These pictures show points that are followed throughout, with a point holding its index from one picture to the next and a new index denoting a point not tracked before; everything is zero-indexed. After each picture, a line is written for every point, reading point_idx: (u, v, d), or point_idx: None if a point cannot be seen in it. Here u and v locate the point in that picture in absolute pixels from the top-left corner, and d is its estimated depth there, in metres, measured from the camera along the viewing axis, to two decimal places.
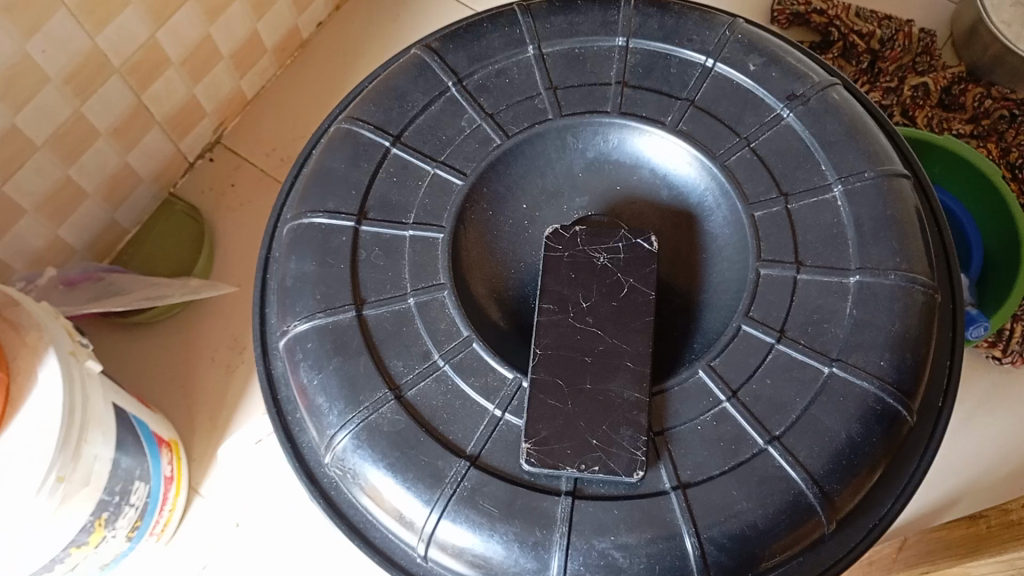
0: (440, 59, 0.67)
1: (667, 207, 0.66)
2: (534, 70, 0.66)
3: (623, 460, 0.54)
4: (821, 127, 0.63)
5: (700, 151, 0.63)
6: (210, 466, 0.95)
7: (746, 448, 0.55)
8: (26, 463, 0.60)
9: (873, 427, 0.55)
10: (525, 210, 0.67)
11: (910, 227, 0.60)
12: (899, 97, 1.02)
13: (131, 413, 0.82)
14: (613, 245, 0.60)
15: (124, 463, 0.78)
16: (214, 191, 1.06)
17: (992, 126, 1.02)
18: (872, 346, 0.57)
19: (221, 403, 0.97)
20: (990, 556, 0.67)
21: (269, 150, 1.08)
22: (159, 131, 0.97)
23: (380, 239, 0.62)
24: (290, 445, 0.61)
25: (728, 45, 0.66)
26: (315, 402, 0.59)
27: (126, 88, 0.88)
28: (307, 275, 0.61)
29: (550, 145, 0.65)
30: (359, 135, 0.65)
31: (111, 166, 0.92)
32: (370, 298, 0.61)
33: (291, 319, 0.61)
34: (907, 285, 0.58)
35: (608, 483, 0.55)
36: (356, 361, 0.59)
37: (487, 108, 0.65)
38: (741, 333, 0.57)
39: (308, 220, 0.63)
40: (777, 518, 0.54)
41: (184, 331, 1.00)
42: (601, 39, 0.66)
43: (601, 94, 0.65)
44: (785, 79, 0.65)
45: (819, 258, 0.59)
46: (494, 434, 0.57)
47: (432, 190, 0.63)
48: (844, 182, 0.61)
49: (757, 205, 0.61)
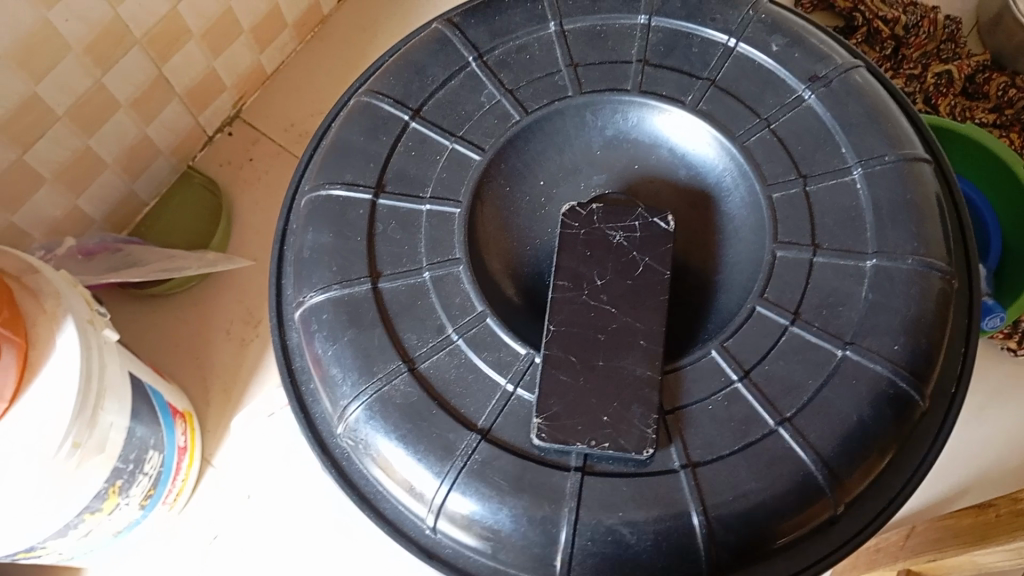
0: (461, 33, 0.67)
1: (685, 187, 0.66)
2: (555, 47, 0.65)
3: (629, 437, 0.55)
4: (841, 110, 0.62)
5: (718, 132, 0.62)
6: (224, 437, 0.96)
7: (757, 428, 0.55)
8: (30, 452, 0.61)
9: (884, 411, 0.55)
10: (542, 186, 0.67)
11: (928, 212, 0.60)
12: (922, 85, 1.02)
13: (146, 382, 0.83)
14: (629, 223, 0.60)
15: (138, 432, 0.79)
16: (233, 165, 1.07)
17: (1016, 116, 1.01)
18: (887, 330, 0.56)
19: (236, 374, 0.98)
20: (1002, 544, 0.67)
21: (287, 125, 1.08)
22: (179, 104, 0.97)
23: (397, 213, 0.62)
24: (302, 415, 0.62)
25: (752, 25, 0.65)
26: (329, 372, 0.59)
27: (146, 59, 0.88)
28: (323, 246, 0.62)
29: (568, 122, 0.65)
30: (379, 109, 0.65)
31: (131, 138, 0.93)
32: (385, 271, 0.61)
33: (306, 290, 0.62)
34: (924, 269, 0.58)
35: (614, 464, 0.55)
36: (371, 333, 0.59)
37: (507, 84, 0.65)
38: (755, 315, 0.57)
39: (325, 192, 0.63)
40: (785, 499, 0.54)
41: (201, 303, 1.01)
42: (622, 17, 0.66)
43: (622, 72, 0.64)
44: (807, 60, 0.64)
45: (836, 241, 0.59)
46: (505, 408, 0.57)
47: (450, 164, 0.63)
48: (863, 165, 0.60)
49: (775, 186, 0.60)
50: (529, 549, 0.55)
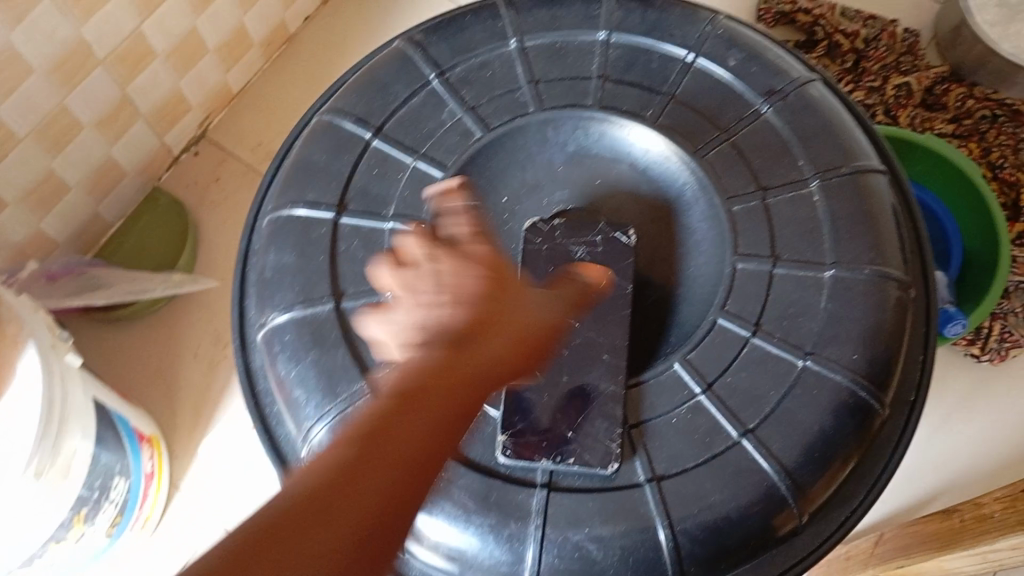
0: (422, 50, 0.67)
1: (647, 200, 0.66)
2: (516, 64, 0.66)
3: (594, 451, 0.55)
4: (798, 122, 0.63)
5: (678, 147, 0.63)
6: (192, 460, 0.95)
7: (721, 440, 0.55)
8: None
9: (845, 420, 0.56)
10: (504, 203, 0.67)
11: (884, 222, 0.60)
12: (883, 97, 1.03)
13: (111, 408, 0.81)
14: (591, 239, 0.62)
15: (104, 458, 0.78)
16: (200, 185, 1.06)
17: (974, 126, 1.03)
18: (846, 340, 0.57)
19: (204, 396, 0.97)
20: (967, 548, 0.68)
21: (255, 144, 1.08)
22: (145, 123, 0.97)
23: (360, 232, 0.62)
24: (268, 438, 0.62)
25: (709, 40, 0.66)
26: (292, 394, 0.59)
27: (111, 79, 0.88)
28: (285, 266, 0.62)
29: (530, 139, 0.65)
30: (341, 127, 0.65)
31: (97, 158, 0.92)
32: (348, 290, 0.60)
33: (268, 312, 0.61)
34: (880, 279, 0.59)
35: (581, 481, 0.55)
36: (334, 353, 0.59)
37: (469, 100, 0.65)
38: (716, 327, 0.58)
39: (287, 212, 0.63)
40: (750, 510, 0.54)
41: (168, 325, 0.99)
42: (582, 33, 0.66)
43: (582, 88, 0.65)
44: (764, 74, 0.65)
45: (796, 252, 0.59)
46: (470, 426, 0.56)
47: (412, 182, 0.63)
48: (821, 177, 0.61)
49: (735, 199, 0.61)
50: (497, 569, 0.54)
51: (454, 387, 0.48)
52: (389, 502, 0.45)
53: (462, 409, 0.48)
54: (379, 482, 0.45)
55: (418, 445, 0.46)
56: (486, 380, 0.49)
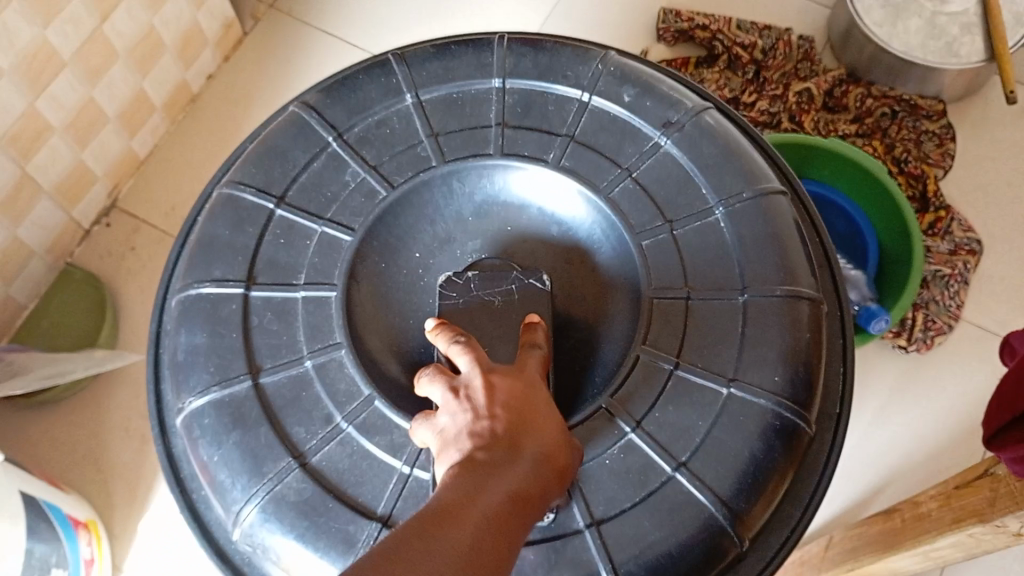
0: (318, 113, 0.66)
1: (558, 244, 0.67)
2: (414, 118, 0.65)
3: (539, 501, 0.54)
4: (697, 152, 0.64)
5: (584, 187, 0.63)
6: (131, 542, 0.91)
7: (655, 477, 0.55)
8: None
9: (774, 442, 0.56)
10: (418, 258, 0.67)
11: (790, 242, 0.62)
12: (786, 105, 1.05)
13: (41, 498, 0.78)
14: (507, 287, 0.61)
15: (38, 552, 0.75)
16: (113, 257, 1.03)
17: (876, 123, 1.06)
18: (766, 362, 0.58)
19: (137, 478, 0.93)
20: (909, 548, 0.69)
21: (167, 210, 1.05)
22: (49, 201, 0.93)
23: (272, 303, 0.61)
24: (196, 524, 0.60)
25: (602, 78, 0.67)
26: (218, 477, 0.57)
27: (8, 161, 0.85)
28: (198, 347, 0.60)
29: (436, 193, 0.65)
30: (241, 200, 0.64)
31: (1, 241, 0.89)
32: (266, 364, 0.59)
33: (185, 395, 0.59)
34: (792, 298, 0.60)
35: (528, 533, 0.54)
36: (257, 432, 0.57)
37: (370, 160, 0.64)
38: (639, 363, 0.58)
39: (195, 291, 0.62)
40: (691, 543, 0.54)
41: (92, 407, 0.96)
42: (476, 82, 0.66)
43: (482, 137, 0.65)
44: (659, 107, 0.66)
45: (708, 281, 0.60)
46: (404, 490, 0.55)
47: (321, 248, 0.62)
48: (725, 204, 0.62)
49: (644, 234, 0.61)
50: None
51: (511, 479, 0.42)
52: (472, 574, 0.37)
53: (517, 504, 0.42)
54: (442, 563, 0.37)
55: (483, 526, 0.39)
56: (524, 478, 0.43)
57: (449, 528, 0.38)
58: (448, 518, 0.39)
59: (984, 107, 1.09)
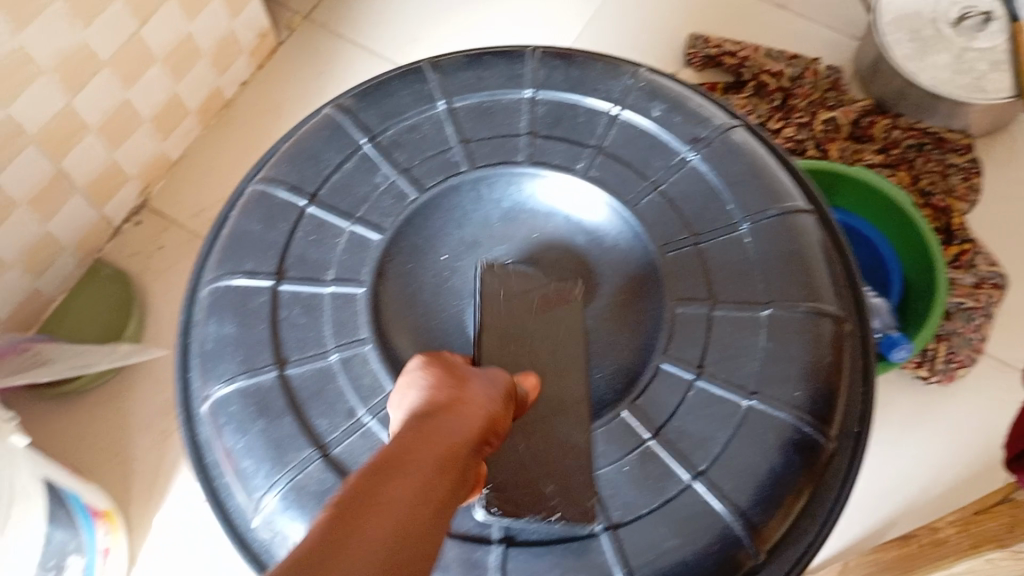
0: (352, 116, 0.68)
1: (583, 253, 0.67)
2: (446, 124, 0.67)
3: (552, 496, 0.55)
4: (724, 168, 0.65)
5: (611, 197, 0.64)
6: (147, 534, 0.92)
7: (673, 484, 0.56)
8: None
9: (792, 456, 0.57)
10: (444, 261, 0.67)
11: (814, 260, 0.62)
12: (812, 132, 1.05)
13: (67, 485, 0.79)
14: (551, 287, 0.59)
15: (54, 538, 0.76)
16: (142, 254, 1.05)
17: (902, 155, 1.05)
18: (787, 377, 0.59)
19: (155, 471, 0.94)
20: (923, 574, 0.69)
21: (197, 211, 1.07)
22: (82, 198, 0.95)
23: (300, 298, 0.62)
24: (218, 510, 0.61)
25: (632, 93, 0.68)
26: (241, 465, 0.59)
27: (44, 157, 0.86)
28: (226, 337, 0.61)
29: (465, 197, 0.66)
30: (275, 196, 0.65)
31: (33, 236, 0.90)
32: (292, 357, 0.60)
33: (212, 383, 0.61)
34: (815, 316, 0.60)
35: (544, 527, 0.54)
36: (281, 422, 0.58)
37: (402, 163, 0.66)
38: (660, 372, 0.59)
39: (226, 282, 0.63)
40: (706, 552, 0.55)
41: (114, 400, 0.97)
42: (509, 92, 0.68)
43: (513, 145, 0.66)
44: (688, 123, 0.67)
45: (731, 294, 0.61)
46: None
47: (350, 246, 0.63)
48: (750, 220, 0.63)
49: (669, 246, 0.62)
50: None
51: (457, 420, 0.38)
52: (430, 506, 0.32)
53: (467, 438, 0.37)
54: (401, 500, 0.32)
55: (436, 459, 0.35)
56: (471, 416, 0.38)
57: (402, 468, 0.33)
58: (396, 459, 0.34)
59: (1011, 142, 1.09)
